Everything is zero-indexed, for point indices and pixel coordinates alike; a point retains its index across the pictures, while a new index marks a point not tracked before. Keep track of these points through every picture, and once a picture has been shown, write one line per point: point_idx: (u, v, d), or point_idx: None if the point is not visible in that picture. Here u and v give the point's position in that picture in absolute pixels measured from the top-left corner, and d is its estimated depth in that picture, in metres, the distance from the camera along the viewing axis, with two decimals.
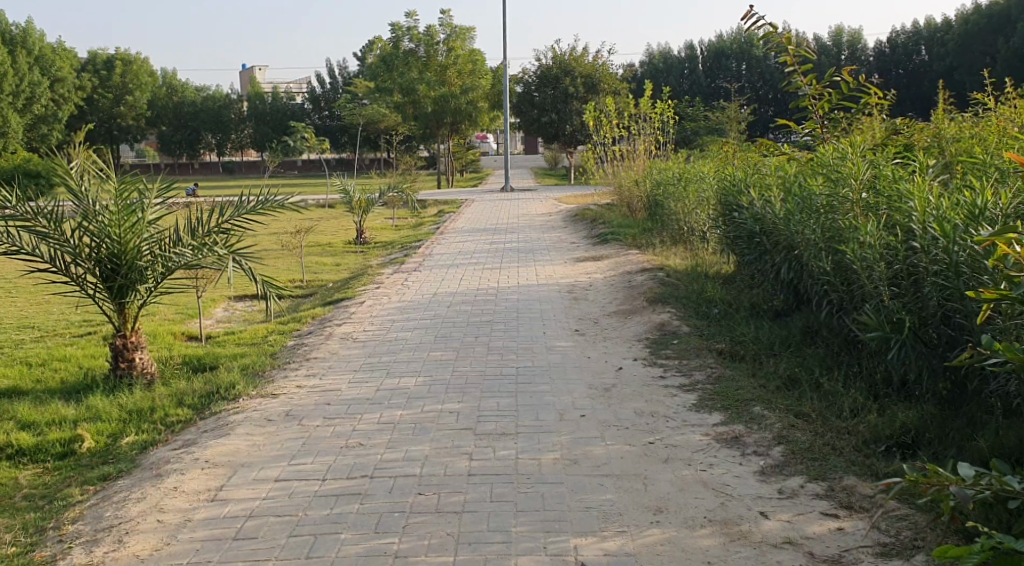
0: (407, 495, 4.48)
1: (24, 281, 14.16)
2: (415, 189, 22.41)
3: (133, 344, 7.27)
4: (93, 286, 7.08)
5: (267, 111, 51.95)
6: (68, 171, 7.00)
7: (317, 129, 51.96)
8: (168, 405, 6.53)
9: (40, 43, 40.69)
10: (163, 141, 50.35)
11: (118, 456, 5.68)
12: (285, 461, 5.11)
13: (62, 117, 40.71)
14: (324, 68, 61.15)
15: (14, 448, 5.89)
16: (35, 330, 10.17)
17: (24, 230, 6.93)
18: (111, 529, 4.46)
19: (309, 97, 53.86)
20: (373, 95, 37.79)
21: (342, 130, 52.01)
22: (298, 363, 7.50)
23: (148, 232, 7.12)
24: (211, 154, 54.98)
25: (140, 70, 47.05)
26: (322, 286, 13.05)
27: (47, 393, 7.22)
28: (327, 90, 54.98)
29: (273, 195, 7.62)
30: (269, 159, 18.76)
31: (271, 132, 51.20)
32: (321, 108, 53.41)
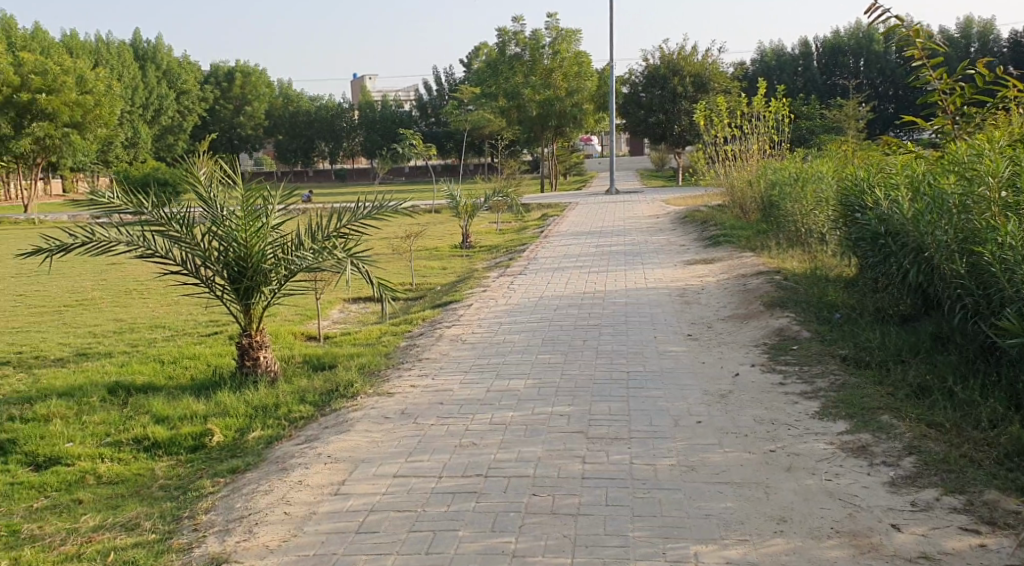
0: (521, 496, 4.50)
1: (155, 282, 14.98)
2: (519, 193, 22.62)
3: (258, 344, 7.55)
4: (222, 287, 7.39)
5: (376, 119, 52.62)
6: (198, 178, 7.39)
7: (425, 135, 52.90)
8: (291, 402, 6.83)
9: (168, 59, 43.84)
10: (279, 150, 52.43)
11: (247, 450, 6.03)
12: (402, 458, 5.24)
13: (187, 129, 43.74)
14: (432, 75, 62.20)
15: (151, 441, 6.32)
16: (167, 329, 10.70)
17: (159, 234, 7.31)
18: (241, 520, 4.66)
19: (416, 104, 54.50)
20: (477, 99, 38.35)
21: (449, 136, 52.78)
22: (412, 363, 7.66)
23: (272, 236, 7.39)
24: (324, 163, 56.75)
25: (259, 81, 49.32)
26: (430, 289, 13.24)
27: (179, 389, 7.59)
28: (435, 97, 55.62)
29: (387, 200, 7.76)
30: (378, 165, 19.16)
31: (381, 140, 52.01)
32: (428, 116, 54.10)
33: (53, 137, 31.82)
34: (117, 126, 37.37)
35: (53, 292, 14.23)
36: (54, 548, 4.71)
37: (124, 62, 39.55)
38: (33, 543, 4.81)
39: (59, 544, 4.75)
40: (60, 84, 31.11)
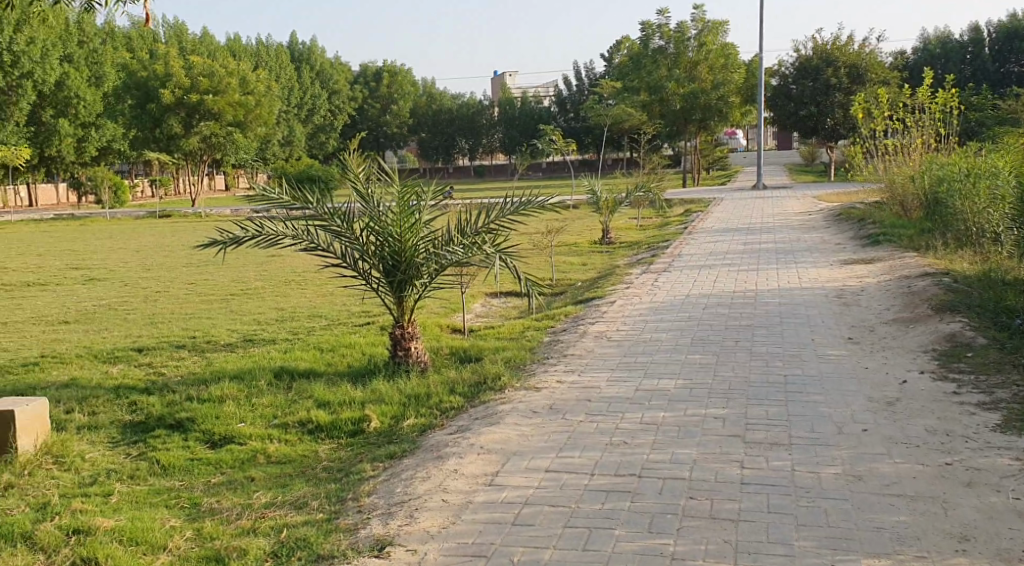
0: (678, 498, 4.45)
1: (309, 274, 15.69)
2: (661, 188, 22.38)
3: (410, 334, 7.76)
4: (377, 280, 7.65)
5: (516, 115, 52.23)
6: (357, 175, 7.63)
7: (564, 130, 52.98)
8: (442, 392, 7.02)
9: (321, 60, 46.74)
10: (422, 147, 53.80)
11: (402, 436, 6.25)
12: (554, 453, 5.28)
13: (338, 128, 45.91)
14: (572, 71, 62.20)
15: (314, 424, 6.63)
16: (322, 319, 11.15)
17: (322, 228, 7.63)
18: (402, 505, 4.82)
19: (556, 99, 53.62)
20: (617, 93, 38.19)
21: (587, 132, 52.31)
22: (558, 358, 7.70)
23: (424, 231, 7.59)
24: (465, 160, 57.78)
25: (405, 81, 50.80)
26: (571, 284, 13.25)
27: (337, 375, 7.91)
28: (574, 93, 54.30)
29: (535, 196, 7.82)
30: (519, 161, 19.27)
31: (520, 136, 51.54)
32: (567, 111, 53.13)
33: (218, 136, 33.69)
34: (275, 124, 39.22)
35: (219, 281, 15.07)
36: (231, 522, 5.00)
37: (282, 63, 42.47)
38: (212, 516, 5.12)
39: (236, 517, 5.05)
40: (225, 86, 32.94)
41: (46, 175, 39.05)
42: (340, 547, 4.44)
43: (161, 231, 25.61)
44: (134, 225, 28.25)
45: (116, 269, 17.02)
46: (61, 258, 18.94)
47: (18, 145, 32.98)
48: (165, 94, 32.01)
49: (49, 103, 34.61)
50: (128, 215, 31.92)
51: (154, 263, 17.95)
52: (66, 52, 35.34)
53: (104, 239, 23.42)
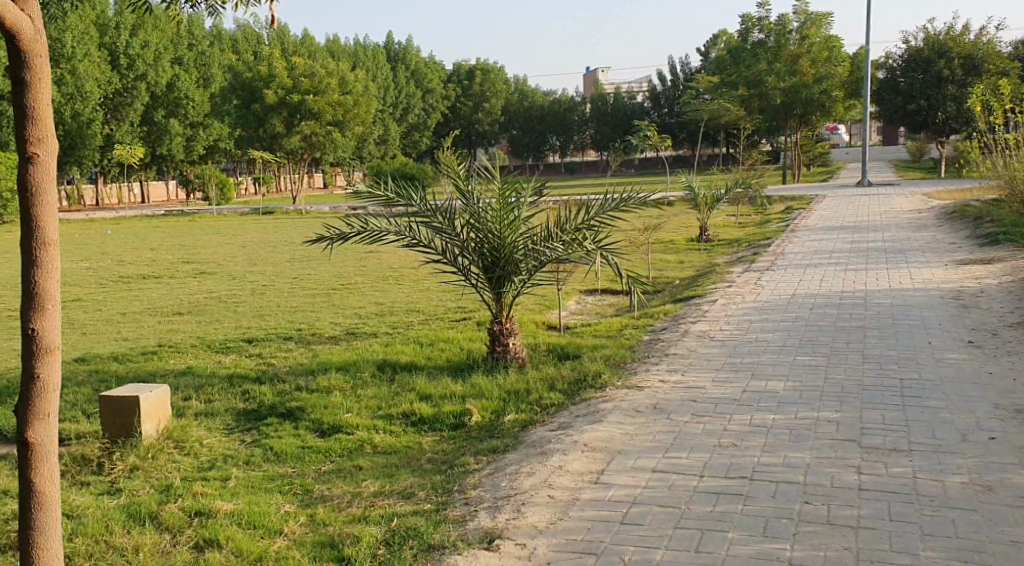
0: (793, 502, 4.36)
1: (407, 269, 15.94)
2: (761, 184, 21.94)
3: (508, 330, 7.80)
4: (476, 276, 7.73)
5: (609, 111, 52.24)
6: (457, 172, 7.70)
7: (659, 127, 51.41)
8: (542, 389, 7.04)
9: (417, 60, 47.77)
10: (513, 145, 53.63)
11: (503, 431, 6.29)
12: (660, 452, 5.24)
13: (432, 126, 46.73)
14: (667, 66, 61.39)
15: (416, 416, 6.73)
16: (420, 313, 11.30)
17: (423, 225, 7.75)
18: (509, 499, 4.86)
19: (649, 95, 52.29)
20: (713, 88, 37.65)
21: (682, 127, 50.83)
22: (660, 357, 7.63)
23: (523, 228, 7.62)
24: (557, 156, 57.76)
25: (498, 79, 51.09)
26: (670, 282, 13.11)
27: (437, 369, 8.02)
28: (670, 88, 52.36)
29: (635, 192, 7.74)
30: (612, 158, 19.09)
31: (612, 133, 51.59)
32: (661, 107, 51.64)
33: (319, 135, 34.14)
34: (372, 123, 39.94)
35: (321, 276, 15.44)
36: (343, 509, 5.12)
37: (378, 63, 43.75)
38: (324, 503, 5.25)
39: (346, 505, 5.17)
40: (325, 86, 33.42)
41: (157, 173, 40.67)
42: (450, 538, 4.50)
43: (263, 228, 26.34)
44: (238, 222, 29.15)
45: (223, 264, 17.61)
46: (172, 253, 19.70)
47: (132, 144, 34.48)
48: (269, 95, 33.04)
49: (161, 104, 36.06)
50: (234, 212, 33.00)
51: (259, 258, 18.52)
52: (177, 55, 36.82)
53: (211, 235, 24.26)
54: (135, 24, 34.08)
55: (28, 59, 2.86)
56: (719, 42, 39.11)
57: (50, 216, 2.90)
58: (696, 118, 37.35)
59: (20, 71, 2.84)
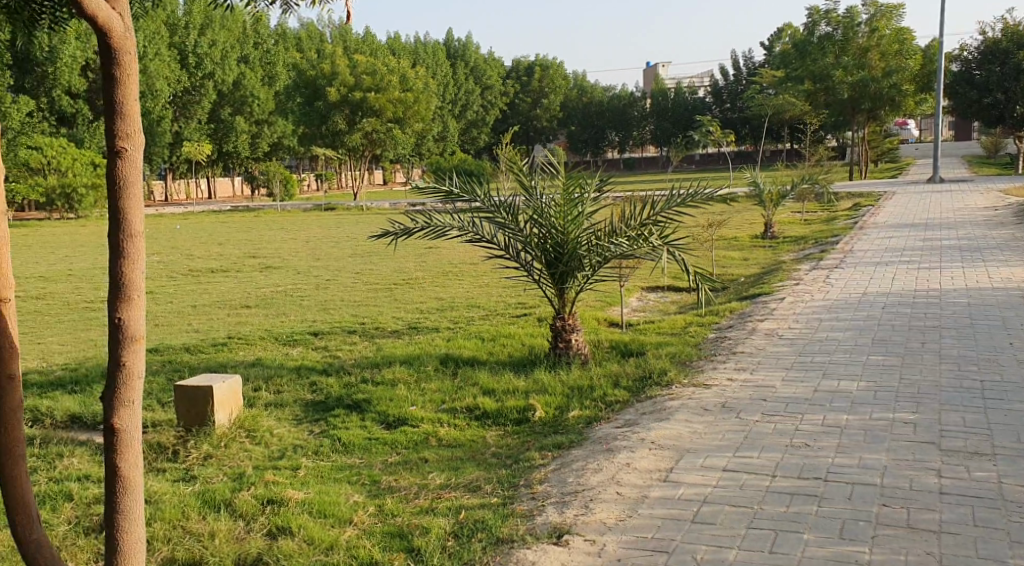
0: (870, 504, 4.25)
1: (469, 265, 15.99)
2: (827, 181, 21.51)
3: (570, 326, 7.76)
4: (540, 272, 7.71)
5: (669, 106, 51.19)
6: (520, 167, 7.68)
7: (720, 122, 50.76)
8: (606, 385, 7.00)
9: (476, 56, 47.84)
10: (571, 140, 53.41)
11: (568, 427, 6.27)
12: (730, 451, 5.16)
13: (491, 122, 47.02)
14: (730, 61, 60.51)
15: (480, 411, 6.75)
16: (481, 309, 11.33)
17: (487, 220, 7.75)
18: (577, 495, 4.84)
19: (711, 89, 51.77)
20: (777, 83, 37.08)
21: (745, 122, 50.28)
22: (727, 355, 7.52)
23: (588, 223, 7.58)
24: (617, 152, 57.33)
25: (557, 74, 50.95)
26: (734, 280, 12.92)
27: (499, 364, 8.02)
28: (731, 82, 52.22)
29: (703, 187, 7.64)
30: (675, 153, 18.91)
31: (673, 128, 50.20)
32: (723, 101, 51.19)
33: (379, 132, 34.55)
34: (432, 120, 40.21)
35: (382, 271, 15.57)
36: (410, 500, 5.15)
37: (437, 60, 44.11)
38: (391, 494, 5.29)
39: (414, 497, 5.20)
40: (387, 83, 33.77)
41: (223, 170, 41.46)
42: (518, 532, 4.50)
43: (326, 223, 26.69)
44: (302, 217, 29.59)
45: (287, 258, 17.89)
46: (239, 247, 20.09)
47: (199, 142, 35.23)
48: (331, 92, 33.38)
49: (228, 102, 36.81)
50: (296, 208, 33.49)
51: (322, 253, 18.76)
52: (243, 54, 37.54)
53: (275, 231, 24.65)
54: (203, 24, 34.76)
55: (118, 54, 2.93)
56: (784, 36, 38.44)
57: (137, 208, 2.97)
58: (759, 114, 36.83)
59: (110, 66, 2.91)
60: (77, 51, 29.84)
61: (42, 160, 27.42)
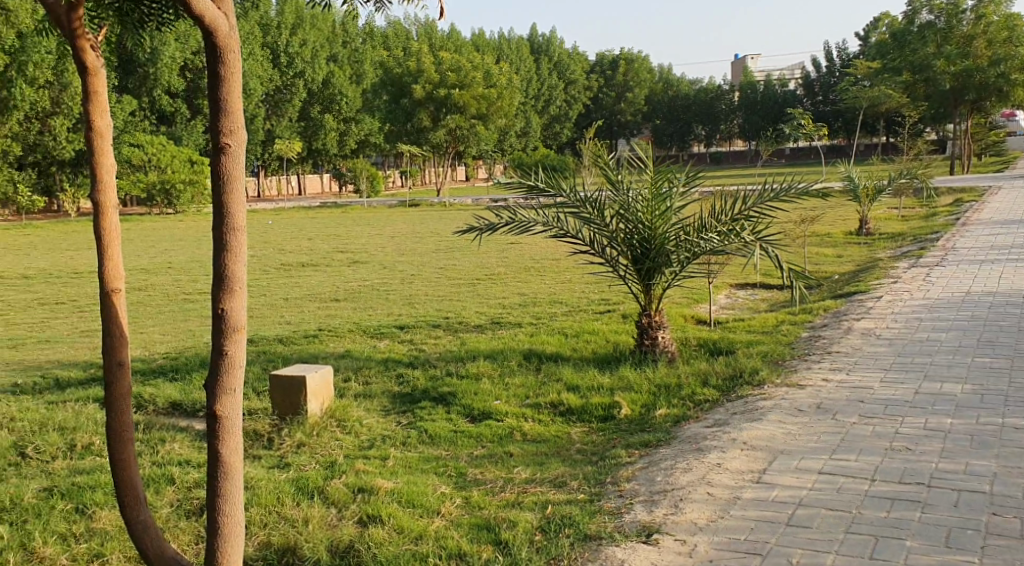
0: (979, 513, 4.09)
1: (553, 260, 15.94)
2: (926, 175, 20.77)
3: (657, 323, 7.67)
4: (626, 267, 7.65)
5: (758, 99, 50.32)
6: (606, 161, 7.61)
7: (813, 115, 49.61)
8: (694, 384, 6.89)
9: (560, 51, 47.70)
10: (656, 135, 52.97)
11: (655, 426, 6.20)
12: (827, 453, 5.02)
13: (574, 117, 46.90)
14: (823, 53, 58.96)
15: (565, 406, 6.72)
16: (564, 305, 11.29)
17: (572, 215, 7.71)
18: (666, 494, 4.77)
19: (802, 81, 50.68)
20: (871, 73, 35.97)
21: (837, 115, 48.82)
22: (821, 355, 7.33)
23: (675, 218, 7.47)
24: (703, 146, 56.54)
25: (641, 68, 50.48)
26: (828, 277, 12.58)
27: (583, 360, 7.97)
28: (823, 73, 50.94)
29: (797, 181, 7.45)
30: (765, 148, 18.51)
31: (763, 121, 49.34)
32: (815, 94, 50.09)
33: (463, 128, 34.72)
34: (514, 115, 40.37)
35: (466, 266, 15.66)
36: (496, 493, 5.16)
37: (521, 56, 44.26)
38: (477, 486, 5.31)
39: (500, 490, 5.21)
40: (471, 80, 33.92)
41: (313, 167, 42.28)
42: (606, 529, 4.46)
43: (411, 219, 26.95)
44: (388, 213, 29.99)
45: (374, 253, 18.13)
46: (327, 242, 20.44)
47: (290, 139, 36.06)
48: (416, 90, 33.73)
49: (317, 101, 37.44)
50: (382, 203, 34.00)
51: (408, 248, 18.97)
52: (332, 52, 38.32)
53: (362, 226, 25.03)
54: (294, 24, 35.99)
55: (223, 54, 3.00)
56: (881, 27, 37.25)
57: (239, 202, 3.03)
58: (852, 106, 35.82)
59: (216, 65, 2.99)
60: (176, 52, 30.77)
61: (143, 156, 28.60)
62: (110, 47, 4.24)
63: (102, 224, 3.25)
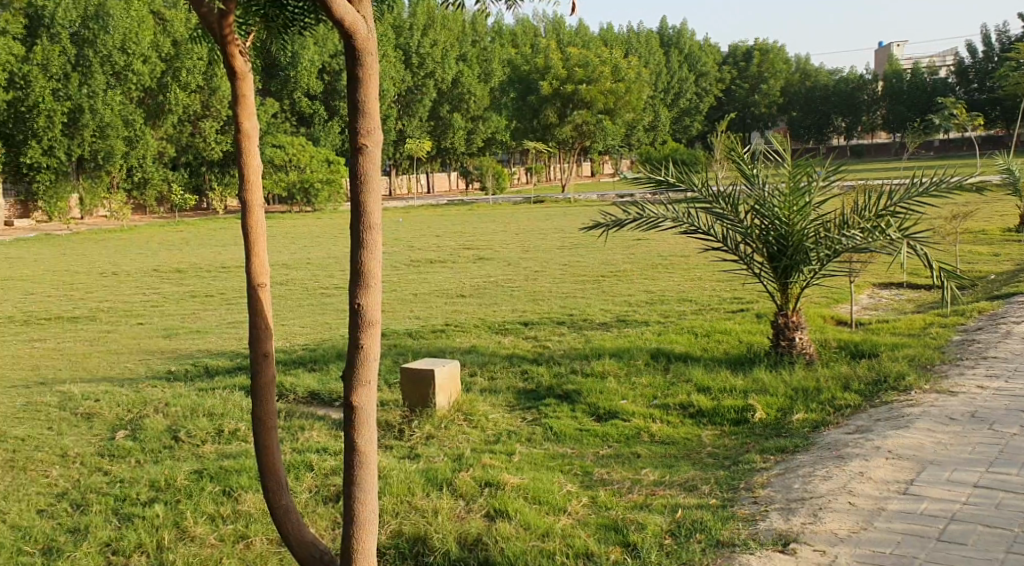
0: None
1: (685, 257, 15.63)
2: None
3: (794, 324, 7.37)
4: (761, 265, 7.40)
5: (904, 88, 48.01)
6: (742, 156, 7.38)
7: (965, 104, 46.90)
8: (834, 388, 6.59)
9: (690, 43, 47.10)
10: (792, 127, 51.30)
11: (792, 431, 5.95)
12: (982, 466, 4.70)
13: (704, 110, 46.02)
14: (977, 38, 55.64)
15: (696, 408, 6.54)
16: (695, 303, 11.03)
17: (704, 211, 7.44)
18: (804, 502, 4.56)
19: (954, 68, 48.06)
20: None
21: (992, 103, 46.01)
22: (974, 361, 6.88)
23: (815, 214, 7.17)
24: (843, 138, 54.41)
25: (778, 59, 48.98)
26: (981, 277, 11.83)
27: (715, 360, 7.75)
28: (977, 60, 48.08)
29: (948, 175, 7.01)
30: (912, 139, 17.61)
31: (908, 112, 47.10)
32: (967, 81, 47.38)
33: (590, 124, 34.44)
34: (644, 109, 39.89)
35: (594, 262, 15.54)
36: (624, 494, 5.06)
37: (651, 49, 43.75)
38: (605, 486, 5.22)
39: (628, 491, 5.10)
40: (600, 74, 33.63)
41: (441, 165, 42.95)
42: (740, 536, 4.30)
43: (539, 215, 26.97)
44: (515, 210, 30.13)
45: (503, 249, 18.24)
46: (456, 239, 20.69)
47: (420, 139, 36.69)
48: (544, 86, 33.72)
49: (446, 100, 37.88)
50: (509, 200, 34.19)
51: (536, 244, 18.99)
52: (462, 51, 38.85)
53: (490, 223, 25.22)
54: (426, 24, 36.63)
55: (362, 56, 3.02)
56: None
57: (375, 200, 3.03)
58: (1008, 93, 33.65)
59: (356, 66, 3.01)
60: (316, 55, 32.17)
61: (285, 156, 29.42)
62: (260, 51, 4.35)
63: (248, 222, 3.32)
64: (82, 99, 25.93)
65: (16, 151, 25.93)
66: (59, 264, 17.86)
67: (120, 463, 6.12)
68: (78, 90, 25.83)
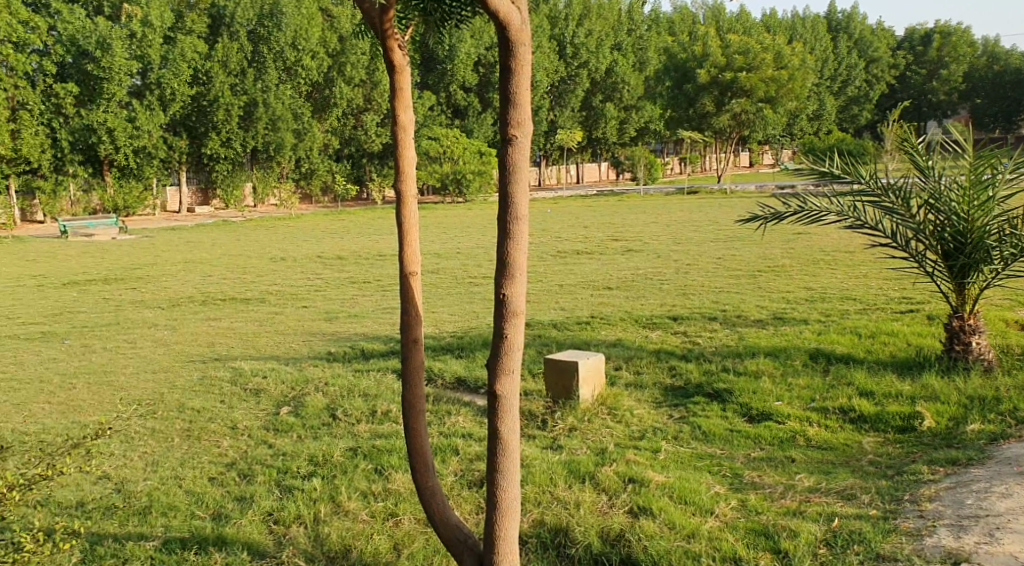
0: None
1: (850, 254, 14.85)
2: None
3: (970, 328, 6.82)
4: (934, 263, 6.88)
5: None
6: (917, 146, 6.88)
7: None
8: (1015, 399, 6.05)
9: (861, 27, 45.50)
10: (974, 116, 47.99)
11: (965, 442, 5.51)
12: None
13: (873, 99, 43.73)
14: None
15: (857, 413, 6.15)
16: (858, 302, 10.43)
17: (870, 205, 7.02)
18: (978, 520, 4.20)
19: None
20: None
21: None
22: None
23: (998, 210, 6.60)
24: None
25: (960, 41, 45.77)
26: None
27: (879, 363, 7.27)
28: None
29: None
30: None
31: None
32: None
33: (749, 112, 33.22)
34: (807, 97, 38.36)
35: (750, 257, 15.00)
36: (777, 499, 4.80)
37: (817, 35, 42.22)
38: (755, 490, 4.96)
39: (780, 496, 4.83)
40: (761, 61, 32.47)
41: (594, 155, 42.68)
42: (903, 551, 4.04)
43: (694, 207, 26.34)
44: (670, 201, 29.52)
45: (656, 242, 17.90)
46: (607, 230, 20.46)
47: (573, 129, 36.56)
48: (701, 74, 32.93)
49: (599, 90, 37.63)
50: (662, 191, 33.60)
51: (690, 237, 18.54)
52: (618, 41, 38.55)
53: (643, 215, 24.80)
54: (582, 15, 36.56)
55: (516, 48, 2.92)
56: None
57: (523, 192, 2.94)
58: None
59: (509, 58, 2.91)
60: (472, 48, 32.78)
61: (439, 148, 30.05)
62: (421, 45, 4.33)
63: (402, 212, 3.30)
64: (256, 93, 27.36)
65: (197, 142, 27.51)
66: (230, 248, 18.81)
67: (283, 437, 6.33)
68: (253, 85, 27.28)
